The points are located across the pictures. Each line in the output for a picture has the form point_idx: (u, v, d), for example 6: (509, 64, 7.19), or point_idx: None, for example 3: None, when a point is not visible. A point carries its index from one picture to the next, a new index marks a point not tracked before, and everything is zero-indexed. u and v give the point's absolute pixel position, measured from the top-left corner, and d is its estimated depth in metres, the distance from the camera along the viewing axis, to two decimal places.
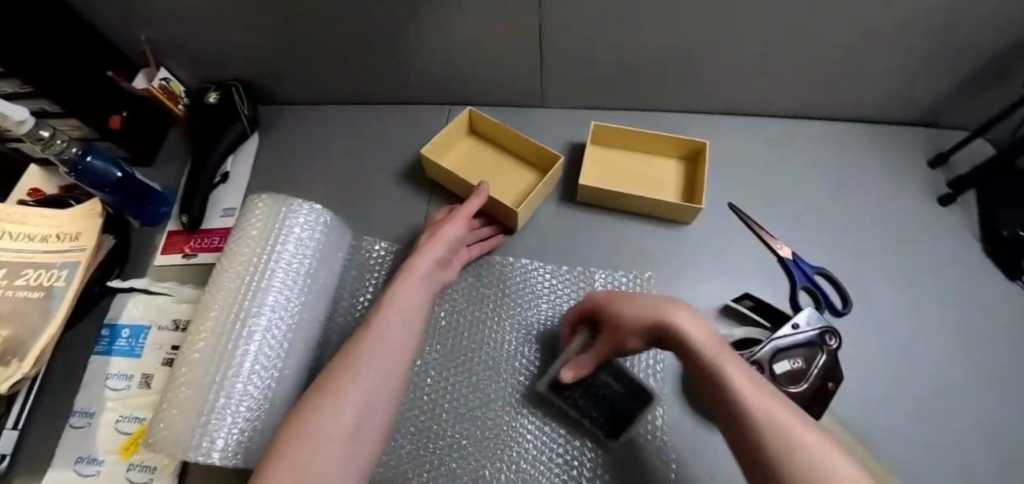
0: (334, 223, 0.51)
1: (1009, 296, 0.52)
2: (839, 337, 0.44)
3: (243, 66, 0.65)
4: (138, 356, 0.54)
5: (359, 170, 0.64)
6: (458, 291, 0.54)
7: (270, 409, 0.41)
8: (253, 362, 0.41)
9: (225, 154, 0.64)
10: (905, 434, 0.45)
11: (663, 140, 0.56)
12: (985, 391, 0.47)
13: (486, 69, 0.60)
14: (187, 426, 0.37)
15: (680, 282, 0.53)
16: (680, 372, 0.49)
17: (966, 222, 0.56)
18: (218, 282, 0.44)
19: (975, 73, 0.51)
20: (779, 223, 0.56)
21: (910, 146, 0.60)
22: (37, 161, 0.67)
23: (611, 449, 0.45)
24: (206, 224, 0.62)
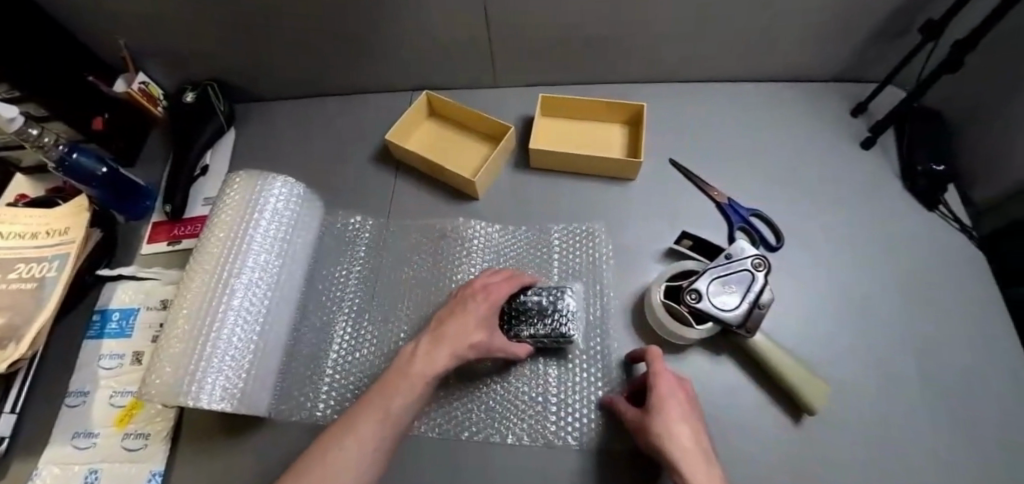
0: (307, 195, 0.56)
1: (925, 226, 0.58)
2: (765, 260, 0.49)
3: (216, 67, 0.69)
4: (129, 336, 0.57)
5: (328, 154, 0.68)
6: (422, 253, 0.59)
7: (253, 360, 0.46)
8: (238, 315, 0.46)
9: (205, 148, 0.68)
10: (828, 351, 0.51)
11: (608, 106, 0.61)
12: (904, 312, 0.54)
13: (441, 54, 0.64)
14: (178, 372, 0.41)
15: (627, 233, 0.58)
16: (634, 308, 0.53)
17: (887, 163, 0.62)
18: (202, 248, 0.49)
19: (878, 27, 0.57)
20: (714, 174, 0.62)
21: (834, 100, 0.66)
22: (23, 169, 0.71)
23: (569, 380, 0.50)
24: (189, 213, 0.65)
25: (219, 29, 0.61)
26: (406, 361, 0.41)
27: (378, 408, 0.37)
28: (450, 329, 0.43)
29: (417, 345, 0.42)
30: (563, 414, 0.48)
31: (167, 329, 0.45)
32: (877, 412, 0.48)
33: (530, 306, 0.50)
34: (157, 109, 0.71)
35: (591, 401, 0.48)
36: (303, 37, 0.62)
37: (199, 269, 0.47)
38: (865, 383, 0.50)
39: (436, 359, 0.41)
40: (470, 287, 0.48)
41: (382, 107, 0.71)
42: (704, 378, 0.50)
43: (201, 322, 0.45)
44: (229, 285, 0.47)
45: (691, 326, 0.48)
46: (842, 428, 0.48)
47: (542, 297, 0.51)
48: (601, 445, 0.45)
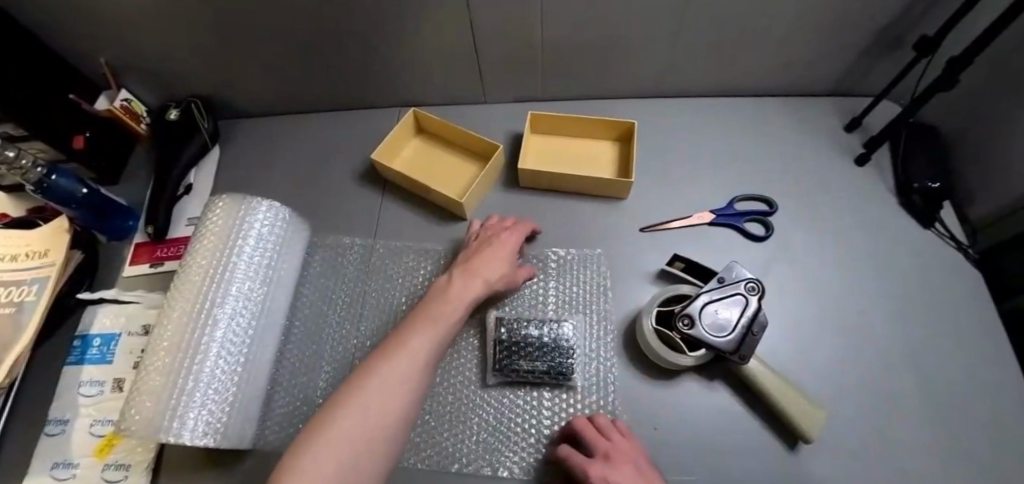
0: (292, 218, 0.55)
1: (921, 243, 0.57)
2: (758, 284, 0.48)
3: (199, 84, 0.68)
4: (110, 362, 0.56)
5: (314, 171, 0.66)
6: (413, 276, 0.57)
7: (237, 391, 0.45)
8: (221, 347, 0.45)
9: (188, 166, 0.67)
10: (829, 377, 0.50)
11: (597, 124, 0.60)
12: (904, 335, 0.53)
13: (429, 70, 0.63)
14: (159, 407, 0.40)
15: (620, 253, 0.57)
16: (627, 334, 0.52)
17: (881, 179, 0.61)
18: (184, 275, 0.48)
19: (871, 43, 0.56)
20: (706, 191, 0.61)
21: (827, 114, 0.65)
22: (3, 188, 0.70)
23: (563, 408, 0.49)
24: (172, 233, 0.64)
25: (202, 46, 0.60)
26: (443, 289, 0.45)
27: (427, 319, 0.42)
28: (477, 262, 0.48)
29: (450, 277, 0.47)
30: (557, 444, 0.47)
31: (148, 361, 0.44)
32: (874, 439, 0.47)
33: (528, 337, 0.49)
34: (141, 126, 0.70)
35: None
36: (288, 53, 0.60)
37: (180, 298, 0.46)
38: (865, 410, 0.49)
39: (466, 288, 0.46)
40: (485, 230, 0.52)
41: (370, 123, 0.70)
42: (698, 404, 0.49)
43: (183, 353, 0.44)
44: (211, 315, 0.46)
45: (685, 353, 0.47)
46: (840, 457, 0.46)
47: (542, 332, 0.50)
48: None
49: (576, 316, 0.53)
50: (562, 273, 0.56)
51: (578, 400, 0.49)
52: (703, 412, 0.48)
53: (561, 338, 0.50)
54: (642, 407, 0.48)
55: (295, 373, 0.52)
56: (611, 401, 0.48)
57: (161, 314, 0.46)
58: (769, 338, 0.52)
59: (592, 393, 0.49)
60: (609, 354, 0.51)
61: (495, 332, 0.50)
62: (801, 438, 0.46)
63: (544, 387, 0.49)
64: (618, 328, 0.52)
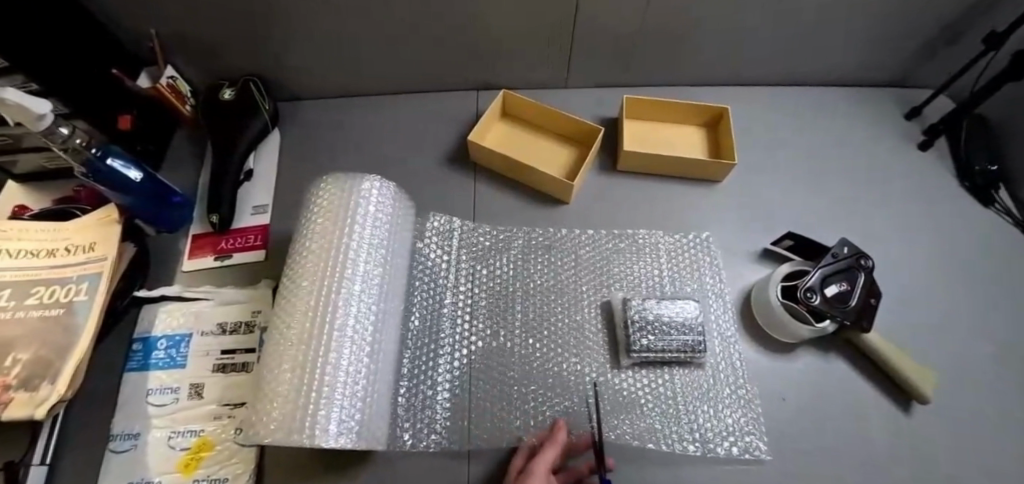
0: (398, 194, 0.51)
1: (987, 221, 0.62)
2: (870, 259, 0.51)
3: (259, 63, 0.62)
4: (183, 366, 0.50)
5: (391, 157, 0.63)
6: (529, 258, 0.55)
7: (368, 388, 0.41)
8: (346, 336, 0.41)
9: (248, 149, 0.61)
10: (933, 346, 0.53)
11: (689, 109, 0.60)
12: (992, 305, 0.56)
13: (516, 54, 0.61)
14: (299, 406, 0.36)
15: (722, 235, 0.58)
16: (742, 310, 0.54)
17: (944, 163, 0.65)
18: (299, 265, 0.44)
19: (938, 38, 0.61)
20: (787, 175, 0.64)
21: (886, 105, 0.69)
22: (24, 177, 0.62)
23: (696, 385, 0.49)
24: (237, 223, 0.58)
25: (279, 23, 0.55)
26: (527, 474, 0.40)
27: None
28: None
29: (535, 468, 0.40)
30: (695, 415, 0.47)
31: (273, 357, 0.39)
32: (982, 405, 0.49)
33: (661, 318, 0.48)
34: (186, 107, 0.63)
35: (724, 406, 0.48)
36: (371, 32, 0.57)
37: (300, 285, 0.42)
38: (972, 374, 0.51)
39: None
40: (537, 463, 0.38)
41: (446, 108, 0.67)
42: (818, 373, 0.50)
43: (311, 348, 0.39)
44: (333, 301, 0.42)
45: (810, 324, 0.49)
46: (954, 418, 0.49)
47: (675, 311, 0.49)
48: (737, 452, 0.45)
49: (697, 294, 0.54)
50: (673, 255, 0.56)
51: (708, 376, 0.49)
52: (828, 381, 0.50)
53: (690, 316, 0.48)
54: (769, 380, 0.50)
55: (418, 360, 0.48)
56: (742, 377, 0.50)
57: (280, 304, 0.43)
58: (881, 312, 0.55)
59: (721, 369, 0.50)
60: (730, 328, 0.53)
61: (621, 314, 0.50)
62: (917, 399, 0.48)
63: (676, 364, 0.50)
64: (736, 305, 0.54)
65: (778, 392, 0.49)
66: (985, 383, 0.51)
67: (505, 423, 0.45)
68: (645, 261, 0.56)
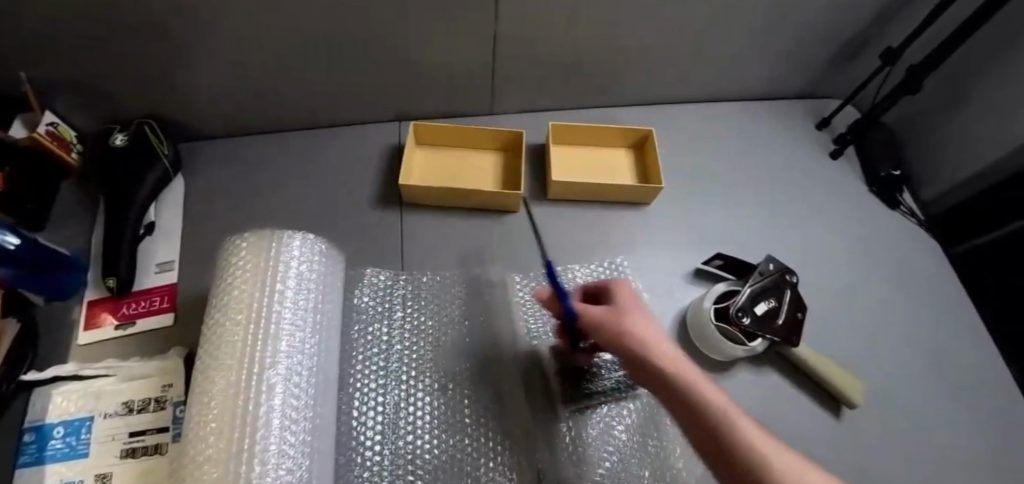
0: (327, 250, 0.48)
1: (892, 221, 0.66)
2: (795, 274, 0.53)
3: (156, 104, 0.57)
4: (85, 455, 0.45)
5: (314, 197, 0.59)
6: (467, 298, 0.53)
7: (308, 466, 0.38)
8: (280, 415, 0.37)
9: (148, 201, 0.55)
10: (854, 352, 0.56)
11: (616, 132, 0.60)
12: (903, 302, 0.60)
13: (438, 83, 0.59)
14: None
15: (657, 259, 0.59)
16: (677, 332, 0.54)
17: (854, 169, 0.69)
18: (217, 336, 0.40)
19: (840, 51, 0.64)
20: (715, 190, 0.65)
21: (800, 115, 0.73)
22: None
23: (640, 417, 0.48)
24: (140, 285, 0.53)
25: (174, 62, 0.50)
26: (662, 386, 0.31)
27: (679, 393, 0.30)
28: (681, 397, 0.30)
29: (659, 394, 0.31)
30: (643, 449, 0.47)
31: (191, 449, 0.35)
32: (901, 396, 0.54)
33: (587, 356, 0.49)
34: (73, 156, 0.56)
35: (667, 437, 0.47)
36: (280, 66, 0.53)
37: (222, 361, 0.39)
38: (891, 372, 0.55)
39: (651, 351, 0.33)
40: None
41: (371, 141, 0.63)
42: (755, 387, 0.52)
43: (237, 432, 0.35)
44: (265, 378, 0.38)
45: (743, 344, 0.50)
46: (879, 417, 0.52)
47: (607, 347, 0.50)
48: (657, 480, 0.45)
49: None
50: (608, 286, 0.56)
51: (643, 404, 0.49)
52: (763, 393, 0.52)
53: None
54: None
55: (359, 427, 0.44)
56: None
57: (197, 387, 0.38)
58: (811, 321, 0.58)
59: (656, 394, 0.50)
60: None
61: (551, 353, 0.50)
62: (845, 403, 0.51)
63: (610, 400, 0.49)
64: (671, 329, 0.54)
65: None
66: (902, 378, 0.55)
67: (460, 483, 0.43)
68: None
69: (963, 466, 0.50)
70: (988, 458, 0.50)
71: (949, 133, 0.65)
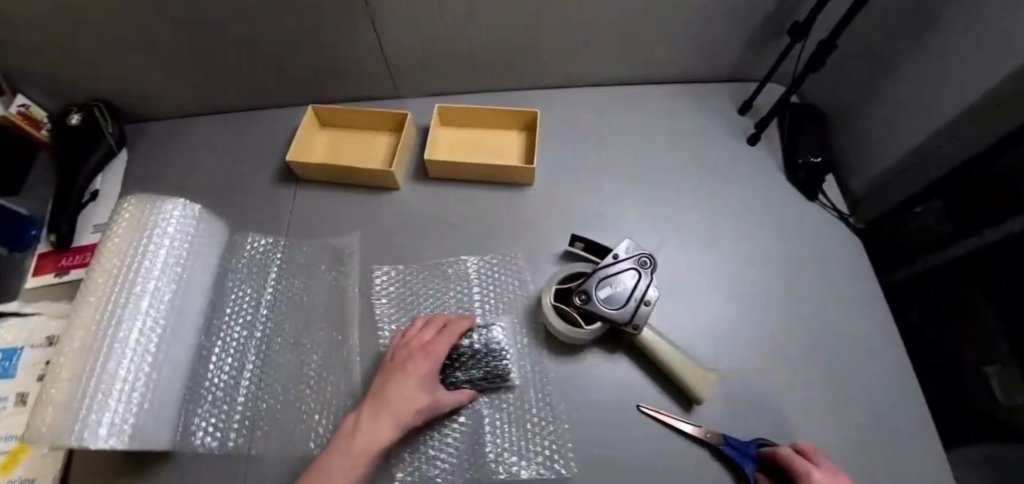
0: (204, 215, 0.54)
1: (803, 214, 0.63)
2: (651, 258, 0.52)
3: (104, 88, 0.66)
4: (11, 376, 0.54)
5: (230, 169, 0.66)
6: (336, 266, 0.57)
7: (145, 393, 0.45)
8: (127, 347, 0.45)
9: (94, 173, 0.65)
10: (721, 346, 0.54)
11: (498, 115, 0.61)
12: (791, 299, 0.58)
13: (341, 69, 0.64)
14: (67, 412, 0.40)
15: (530, 238, 0.59)
16: (529, 308, 0.55)
17: (772, 157, 0.66)
18: (90, 280, 0.47)
19: (757, 32, 0.60)
20: (612, 173, 0.65)
21: (724, 100, 0.70)
22: None
23: (507, 406, 0.51)
24: (77, 242, 0.62)
25: (106, 53, 0.58)
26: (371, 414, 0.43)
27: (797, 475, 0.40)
28: (391, 394, 0.43)
29: (360, 415, 0.43)
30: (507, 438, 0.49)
31: (52, 367, 0.43)
32: (764, 391, 0.52)
33: (461, 348, 0.52)
34: (42, 133, 0.66)
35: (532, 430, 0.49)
36: (195, 56, 0.60)
37: (87, 300, 0.46)
38: (764, 372, 0.53)
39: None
40: (404, 347, 0.48)
41: (288, 123, 0.69)
42: (603, 370, 0.52)
43: (87, 357, 0.43)
44: (118, 316, 0.46)
45: (580, 326, 0.51)
46: (734, 410, 0.51)
47: (473, 340, 0.52)
48: (502, 472, 0.47)
49: (484, 301, 0.56)
50: (485, 275, 0.57)
51: (514, 398, 0.51)
52: (612, 378, 0.52)
53: (492, 341, 0.53)
54: (570, 396, 0.51)
55: (213, 371, 0.52)
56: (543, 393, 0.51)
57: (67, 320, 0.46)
58: (681, 308, 0.57)
59: (529, 387, 0.52)
60: (516, 330, 0.54)
61: None
62: (694, 400, 0.50)
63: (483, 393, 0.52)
64: (518, 309, 0.56)
65: (580, 409, 0.50)
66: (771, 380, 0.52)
67: (289, 427, 0.49)
68: (456, 277, 0.57)
69: None
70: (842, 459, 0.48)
71: (894, 115, 0.59)
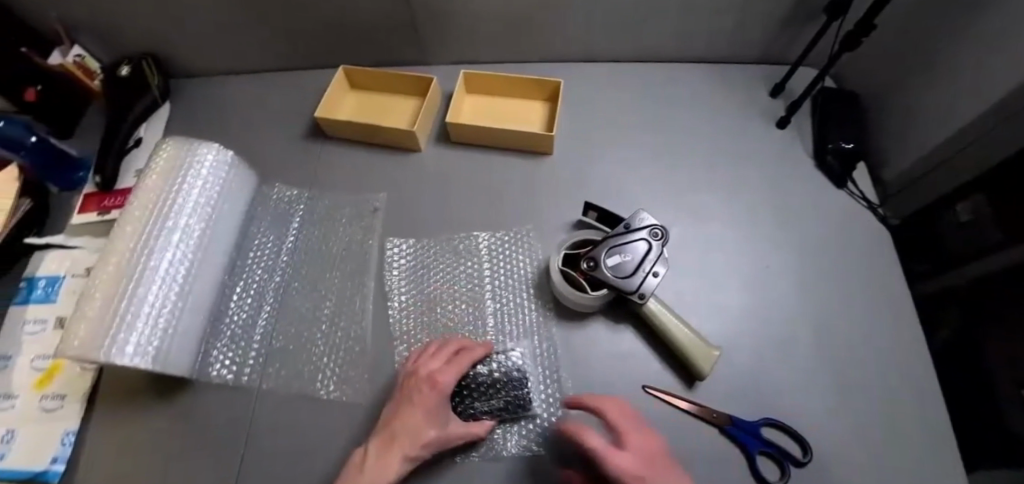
0: (237, 161, 0.57)
1: (829, 202, 0.61)
2: (663, 230, 0.51)
3: (151, 42, 0.69)
4: (54, 301, 0.58)
5: (261, 125, 0.68)
6: (356, 218, 0.59)
7: (171, 320, 0.47)
8: (157, 276, 0.47)
9: (138, 120, 0.69)
10: (732, 327, 0.54)
11: (522, 84, 0.62)
12: (809, 283, 0.57)
13: (371, 33, 0.65)
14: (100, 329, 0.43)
15: (546, 207, 0.60)
16: (539, 274, 0.56)
17: (800, 143, 0.64)
18: (127, 213, 0.50)
19: (794, 12, 0.58)
20: (632, 148, 0.64)
21: (755, 83, 0.68)
22: None
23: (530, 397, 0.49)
24: (120, 184, 0.66)
25: (153, 7, 0.62)
26: (380, 447, 0.41)
27: None
28: (399, 425, 0.42)
29: (369, 448, 0.42)
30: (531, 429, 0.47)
31: (90, 288, 0.46)
32: (772, 374, 0.51)
33: (478, 377, 0.49)
34: (94, 83, 0.71)
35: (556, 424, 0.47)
36: (234, 13, 0.62)
37: (124, 230, 0.49)
38: (774, 356, 0.52)
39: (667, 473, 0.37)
40: (416, 375, 0.45)
41: (319, 84, 0.72)
42: (609, 339, 0.52)
43: (122, 282, 0.46)
44: (151, 247, 0.48)
45: (586, 292, 0.51)
46: (739, 391, 0.50)
47: (493, 368, 0.50)
48: (513, 451, 0.46)
49: (495, 268, 0.56)
50: (494, 249, 0.57)
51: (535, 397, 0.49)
52: (619, 349, 0.52)
53: (513, 369, 0.50)
54: (580, 366, 0.51)
55: (234, 310, 0.54)
56: (560, 375, 0.50)
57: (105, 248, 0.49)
58: (693, 283, 0.56)
59: (542, 374, 0.50)
60: (522, 293, 0.55)
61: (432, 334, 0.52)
62: (696, 376, 0.49)
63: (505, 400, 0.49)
64: (528, 276, 0.56)
65: (592, 386, 0.50)
66: (779, 363, 0.52)
67: (299, 366, 0.51)
68: (468, 245, 0.57)
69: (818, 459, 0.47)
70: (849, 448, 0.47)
71: (930, 108, 0.56)
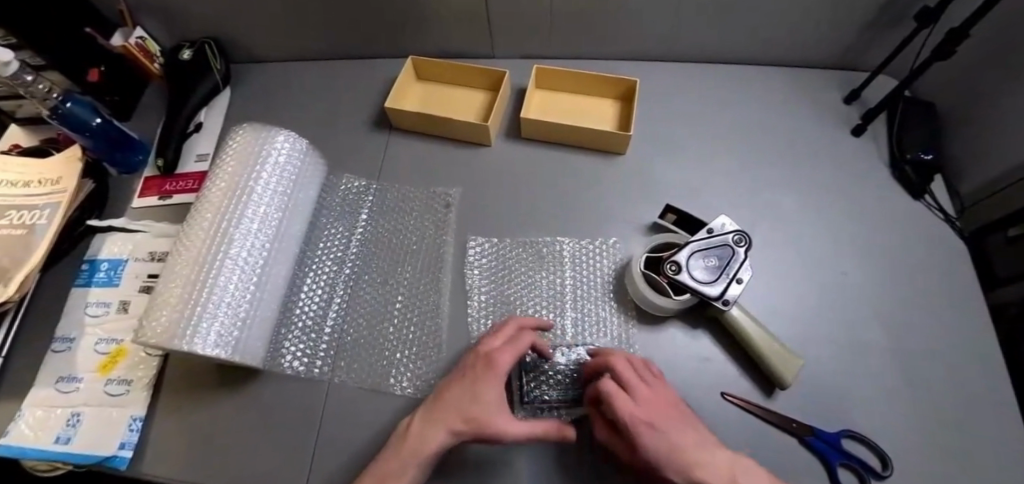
0: (309, 151, 0.57)
1: (906, 211, 0.60)
2: (746, 236, 0.50)
3: (215, 26, 0.69)
4: (116, 284, 0.57)
5: (325, 114, 0.68)
6: (429, 215, 0.59)
7: (248, 309, 0.46)
8: (235, 264, 0.47)
9: (201, 104, 0.68)
10: (813, 334, 0.53)
11: (596, 81, 0.61)
12: (889, 293, 0.55)
13: (441, 24, 0.64)
14: (181, 316, 0.42)
15: (619, 207, 0.59)
16: (615, 276, 0.55)
17: (875, 151, 0.63)
18: (204, 199, 0.50)
19: (878, 17, 0.57)
20: (703, 150, 0.63)
21: (826, 88, 0.67)
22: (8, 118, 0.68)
23: None
24: (182, 169, 0.66)
25: None
26: (419, 426, 0.39)
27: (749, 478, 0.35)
28: (447, 400, 0.39)
29: (415, 419, 0.40)
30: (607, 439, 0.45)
31: (169, 274, 0.45)
32: (857, 384, 0.50)
33: (557, 367, 0.49)
34: (155, 66, 0.70)
35: None
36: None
37: (202, 216, 0.48)
38: (858, 366, 0.51)
39: (678, 424, 0.37)
40: (473, 353, 0.42)
41: (382, 74, 0.71)
42: (688, 344, 0.51)
43: (201, 268, 0.45)
44: (229, 233, 0.47)
45: (668, 296, 0.50)
46: (823, 400, 0.49)
47: (572, 360, 0.50)
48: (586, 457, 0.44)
49: (573, 272, 0.55)
50: (575, 251, 0.56)
51: None
52: (698, 355, 0.51)
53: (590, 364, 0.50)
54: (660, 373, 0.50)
55: (305, 302, 0.54)
56: None
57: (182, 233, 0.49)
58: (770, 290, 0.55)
59: None
60: (601, 300, 0.54)
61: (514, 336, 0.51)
62: (777, 385, 0.48)
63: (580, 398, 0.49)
64: (605, 280, 0.55)
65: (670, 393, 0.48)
66: (863, 373, 0.50)
67: (372, 361, 0.51)
68: (544, 247, 0.57)
69: (913, 474, 0.45)
70: (943, 464, 0.46)
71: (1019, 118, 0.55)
